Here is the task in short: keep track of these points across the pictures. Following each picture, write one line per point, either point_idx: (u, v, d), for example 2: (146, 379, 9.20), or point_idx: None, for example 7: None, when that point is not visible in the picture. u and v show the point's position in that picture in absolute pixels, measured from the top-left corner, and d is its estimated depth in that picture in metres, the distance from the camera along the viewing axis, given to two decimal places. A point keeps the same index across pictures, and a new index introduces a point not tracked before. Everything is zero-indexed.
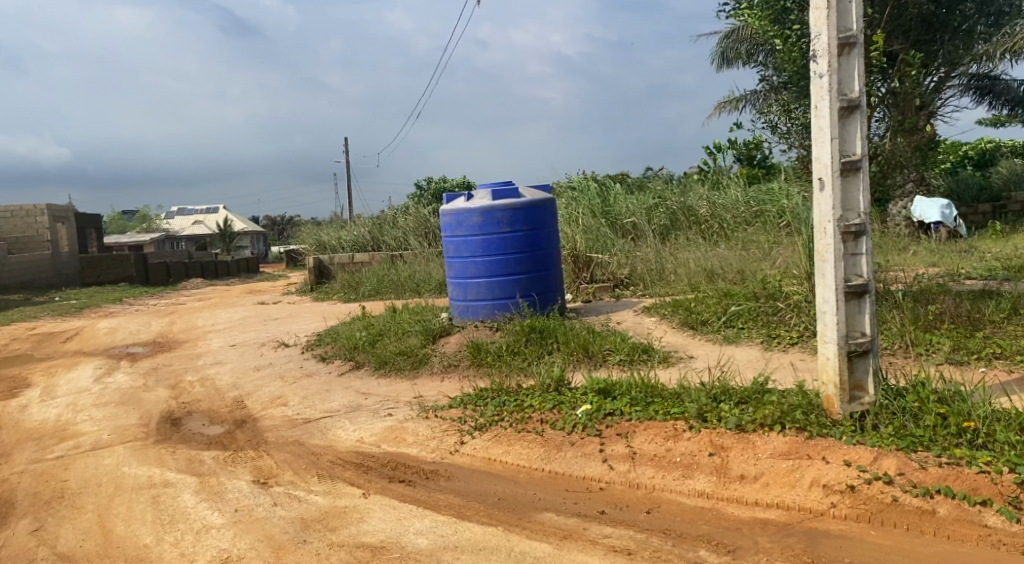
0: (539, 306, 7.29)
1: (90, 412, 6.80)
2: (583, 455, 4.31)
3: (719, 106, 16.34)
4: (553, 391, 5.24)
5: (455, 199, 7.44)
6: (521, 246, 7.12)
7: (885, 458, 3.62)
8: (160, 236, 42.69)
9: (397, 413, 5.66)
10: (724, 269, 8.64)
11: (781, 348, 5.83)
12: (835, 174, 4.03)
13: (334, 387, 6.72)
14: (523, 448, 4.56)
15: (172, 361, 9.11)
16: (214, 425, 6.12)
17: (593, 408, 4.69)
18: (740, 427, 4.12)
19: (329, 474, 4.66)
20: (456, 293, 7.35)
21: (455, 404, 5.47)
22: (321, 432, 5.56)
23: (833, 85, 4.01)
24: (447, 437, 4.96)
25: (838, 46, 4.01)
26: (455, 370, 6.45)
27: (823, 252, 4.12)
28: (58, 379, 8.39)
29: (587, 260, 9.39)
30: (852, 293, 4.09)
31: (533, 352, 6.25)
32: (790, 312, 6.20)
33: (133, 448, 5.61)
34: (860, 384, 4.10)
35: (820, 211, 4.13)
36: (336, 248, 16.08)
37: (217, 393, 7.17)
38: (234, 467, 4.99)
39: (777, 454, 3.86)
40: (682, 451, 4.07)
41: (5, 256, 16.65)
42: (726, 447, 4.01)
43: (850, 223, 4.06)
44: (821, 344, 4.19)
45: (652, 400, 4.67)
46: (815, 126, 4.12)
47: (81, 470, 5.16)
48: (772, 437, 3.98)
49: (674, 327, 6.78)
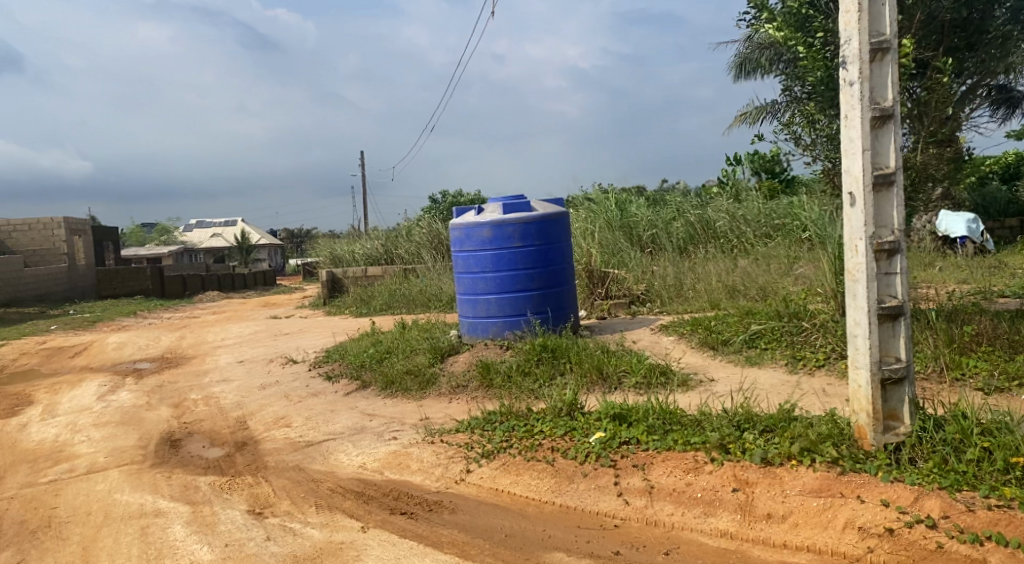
0: (551, 323, 7.02)
1: (89, 432, 6.61)
2: (595, 488, 4.04)
3: (738, 118, 16.03)
4: (565, 416, 4.96)
5: (465, 213, 7.22)
6: (533, 261, 6.87)
7: (927, 499, 3.32)
8: (178, 250, 42.94)
9: (402, 436, 5.41)
10: (746, 285, 8.35)
11: (807, 371, 5.53)
12: (867, 189, 3.75)
13: (339, 408, 6.47)
14: (533, 479, 4.29)
15: (178, 377, 8.92)
16: (214, 447, 5.90)
17: (607, 437, 4.42)
18: (766, 460, 3.80)
19: (327, 505, 4.41)
20: (466, 309, 7.12)
21: (462, 428, 5.22)
22: (322, 456, 5.32)
23: (864, 93, 3.74)
24: (453, 465, 4.70)
25: (870, 51, 3.74)
26: (463, 391, 6.20)
27: (855, 271, 3.84)
28: (61, 397, 8.21)
29: (601, 275, 9.04)
30: (885, 315, 3.80)
31: (545, 373, 5.99)
32: (816, 332, 5.90)
33: (128, 472, 5.39)
34: (895, 414, 3.80)
35: (850, 227, 3.86)
36: (349, 262, 15.91)
37: (220, 413, 6.95)
38: (229, 495, 4.75)
39: (806, 491, 3.55)
40: (703, 486, 3.77)
41: (21, 269, 16.62)
42: (751, 482, 3.70)
43: (883, 240, 3.78)
44: (853, 369, 3.91)
45: (670, 428, 4.38)
46: (843, 136, 3.86)
47: (71, 496, 4.95)
48: (801, 472, 3.67)
49: (693, 347, 6.49)
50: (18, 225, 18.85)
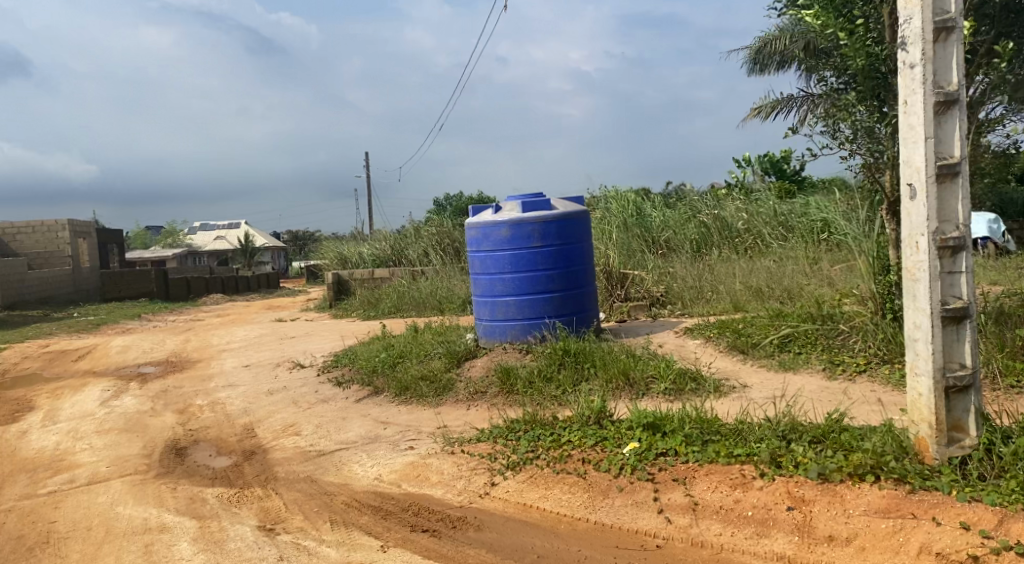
0: (573, 326, 6.73)
1: (90, 439, 6.33)
2: (633, 504, 3.74)
3: (752, 112, 15.70)
4: (593, 424, 4.67)
5: (481, 211, 6.94)
6: (553, 262, 6.58)
7: (1013, 522, 3.02)
8: (182, 253, 42.81)
9: (419, 446, 5.12)
10: (771, 286, 8.06)
11: (847, 377, 5.22)
12: (930, 181, 3.47)
13: (350, 415, 6.19)
14: (564, 493, 4.00)
15: (183, 382, 8.64)
16: (221, 457, 5.62)
17: (642, 448, 4.12)
18: (824, 475, 3.50)
19: (343, 521, 4.12)
20: (483, 312, 6.83)
21: (483, 437, 4.93)
22: (335, 467, 5.03)
23: (927, 76, 3.46)
24: (476, 477, 4.40)
25: (934, 30, 3.45)
26: (483, 398, 5.90)
27: (916, 270, 3.57)
28: (62, 402, 7.94)
29: (620, 276, 8.70)
30: (949, 319, 3.51)
31: (569, 380, 5.70)
32: (855, 336, 5.62)
33: (131, 483, 5.12)
34: (959, 424, 3.53)
35: (910, 222, 3.58)
36: (357, 264, 15.63)
37: (226, 419, 6.67)
38: (238, 509, 4.46)
39: (872, 511, 3.27)
40: (754, 503, 3.48)
41: (25, 271, 16.37)
42: (807, 500, 3.41)
43: (947, 236, 3.48)
44: (912, 377, 3.64)
45: (710, 438, 4.08)
46: (903, 124, 3.58)
47: (71, 509, 4.68)
48: (863, 489, 3.38)
49: (721, 351, 6.17)
50: (21, 227, 18.58)
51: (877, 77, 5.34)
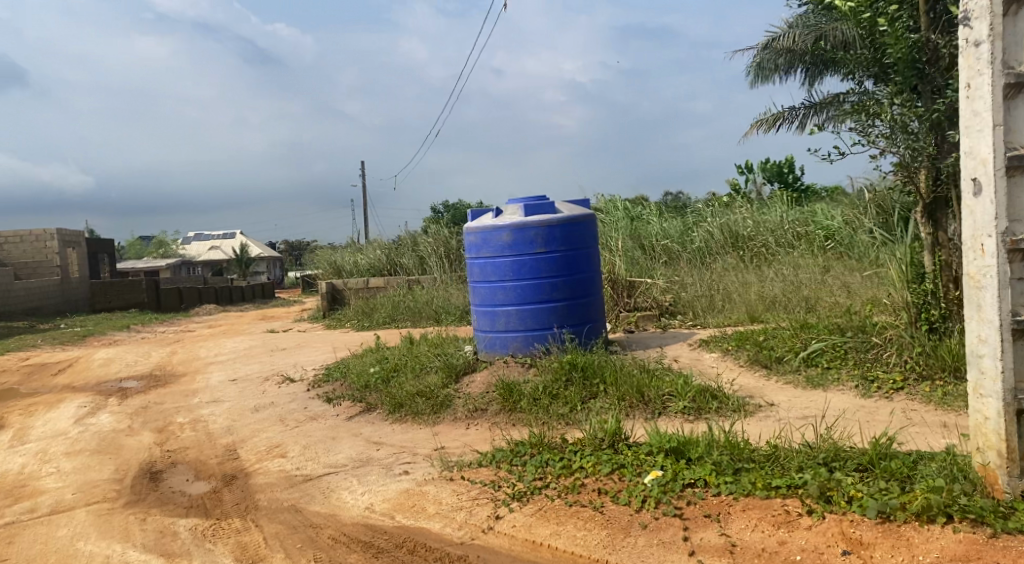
0: (580, 339, 6.28)
1: (59, 462, 5.84)
2: (659, 544, 3.27)
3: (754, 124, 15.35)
4: (607, 448, 4.21)
5: (481, 216, 6.49)
6: (559, 269, 6.13)
7: None
8: (176, 263, 42.19)
9: (415, 471, 4.65)
10: (787, 296, 7.63)
11: (884, 395, 4.77)
12: (998, 174, 3.02)
13: (341, 434, 5.71)
14: (579, 529, 3.52)
15: (165, 398, 8.14)
16: (199, 482, 5.13)
17: (666, 478, 3.66)
18: (883, 514, 3.07)
19: (329, 560, 3.64)
20: (483, 323, 6.36)
21: (485, 462, 4.45)
22: (323, 495, 4.55)
23: (994, 55, 3.03)
24: (478, 509, 3.92)
25: (1003, 4, 3.03)
26: (483, 416, 5.44)
27: (980, 276, 3.12)
28: (35, 420, 7.43)
29: (628, 285, 8.31)
30: (1019, 332, 3.07)
31: (577, 396, 5.25)
32: (889, 349, 5.17)
33: (97, 513, 4.63)
34: None
35: (973, 222, 3.14)
36: (350, 273, 15.13)
37: (208, 439, 6.19)
38: (212, 544, 3.98)
39: (946, 559, 2.83)
40: (802, 546, 3.03)
41: (11, 281, 15.85)
42: (866, 544, 2.98)
43: (1017, 237, 3.04)
44: (975, 398, 3.19)
45: (742, 467, 3.63)
46: (965, 111, 3.15)
47: (26, 545, 4.18)
48: (934, 532, 2.95)
49: (742, 365, 5.71)
50: (9, 236, 18.10)
51: (915, 67, 4.93)
